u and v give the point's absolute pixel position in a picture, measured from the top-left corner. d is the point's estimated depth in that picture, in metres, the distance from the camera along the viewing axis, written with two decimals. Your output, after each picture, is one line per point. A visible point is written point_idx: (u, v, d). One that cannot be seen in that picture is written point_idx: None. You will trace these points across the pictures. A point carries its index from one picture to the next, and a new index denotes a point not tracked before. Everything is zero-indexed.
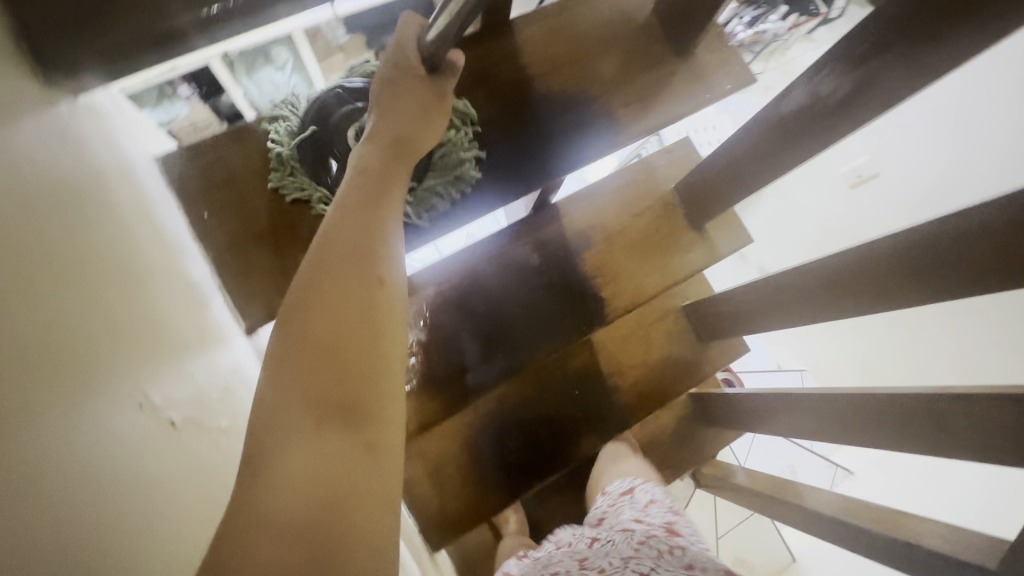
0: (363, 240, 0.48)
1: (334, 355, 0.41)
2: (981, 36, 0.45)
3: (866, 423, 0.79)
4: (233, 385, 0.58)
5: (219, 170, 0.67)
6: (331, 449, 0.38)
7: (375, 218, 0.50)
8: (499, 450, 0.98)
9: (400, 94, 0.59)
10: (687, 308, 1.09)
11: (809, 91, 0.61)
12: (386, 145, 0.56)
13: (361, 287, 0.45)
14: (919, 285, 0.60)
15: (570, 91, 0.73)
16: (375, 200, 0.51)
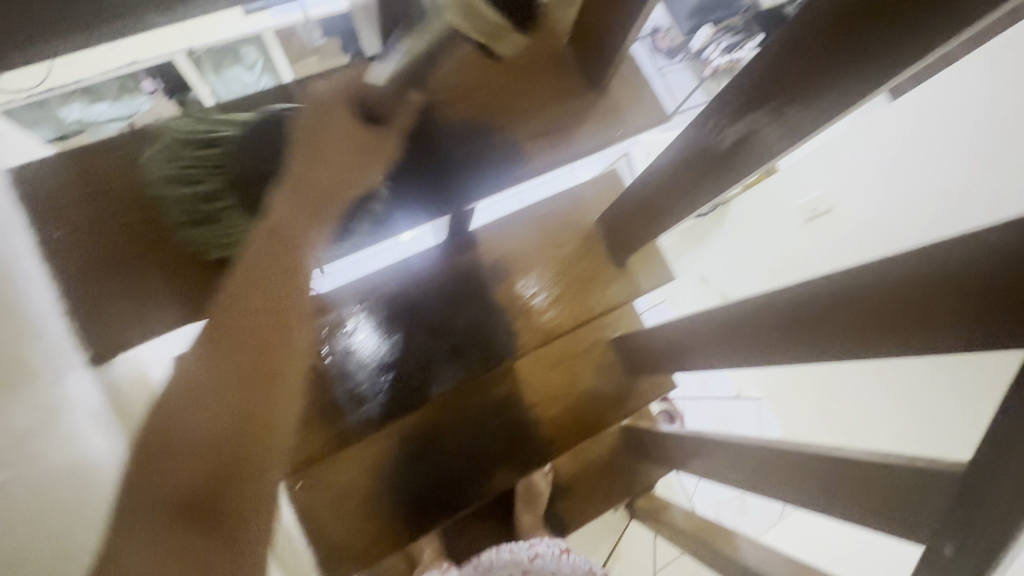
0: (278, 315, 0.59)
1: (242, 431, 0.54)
2: (865, 83, 0.43)
3: (773, 475, 0.77)
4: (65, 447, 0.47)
5: (91, 180, 0.61)
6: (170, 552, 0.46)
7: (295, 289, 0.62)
8: (409, 481, 0.94)
9: (346, 149, 0.62)
10: (616, 340, 1.06)
11: (706, 137, 0.61)
12: (295, 191, 0.62)
13: (262, 361, 0.58)
14: (822, 335, 0.60)
15: (476, 119, 0.71)
16: (285, 273, 0.61)
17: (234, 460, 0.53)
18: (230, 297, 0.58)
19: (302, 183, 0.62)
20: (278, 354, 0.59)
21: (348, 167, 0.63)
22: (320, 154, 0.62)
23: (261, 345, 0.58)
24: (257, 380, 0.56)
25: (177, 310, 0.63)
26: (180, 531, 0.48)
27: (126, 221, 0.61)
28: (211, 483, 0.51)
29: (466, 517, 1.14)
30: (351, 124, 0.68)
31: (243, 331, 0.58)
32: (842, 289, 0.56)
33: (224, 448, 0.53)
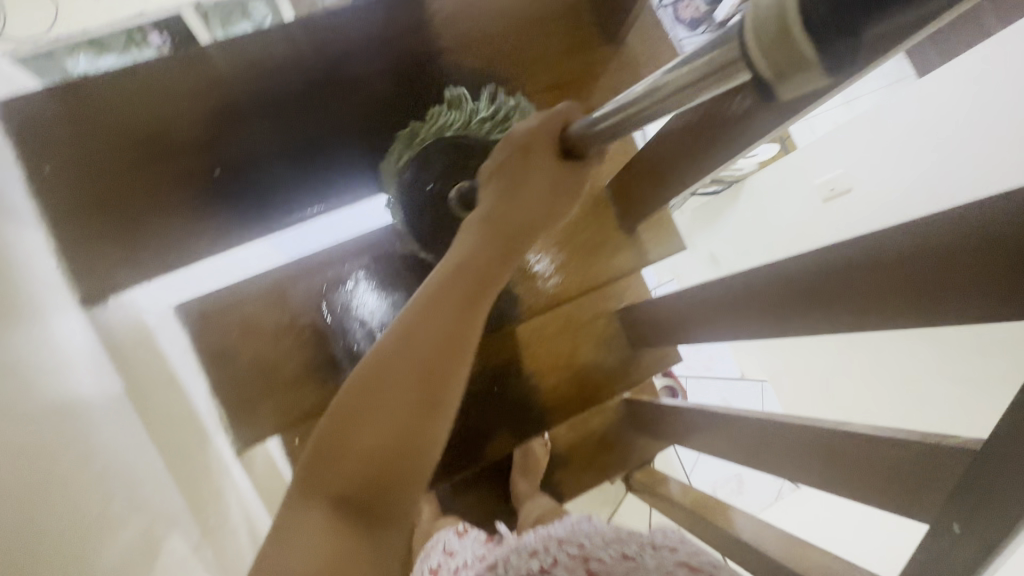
0: (446, 355, 0.51)
1: None
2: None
3: (776, 450, 0.76)
4: (57, 371, 0.47)
5: (82, 115, 0.59)
6: None
7: (467, 332, 0.53)
8: None
9: (531, 185, 0.55)
10: (621, 311, 1.04)
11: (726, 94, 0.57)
12: (496, 231, 0.55)
13: (405, 442, 0.48)
14: (833, 304, 0.57)
15: (484, 71, 0.68)
16: (460, 328, 0.52)
17: None
18: (430, 302, 0.52)
19: (491, 216, 0.56)
20: (444, 388, 0.50)
21: (520, 200, 0.56)
22: (521, 179, 0.55)
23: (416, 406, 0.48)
24: (422, 413, 0.49)
25: (161, 255, 0.61)
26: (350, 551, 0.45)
27: (117, 161, 0.59)
28: None
29: (463, 481, 1.14)
30: (352, 69, 0.65)
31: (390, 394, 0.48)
32: (858, 256, 0.53)
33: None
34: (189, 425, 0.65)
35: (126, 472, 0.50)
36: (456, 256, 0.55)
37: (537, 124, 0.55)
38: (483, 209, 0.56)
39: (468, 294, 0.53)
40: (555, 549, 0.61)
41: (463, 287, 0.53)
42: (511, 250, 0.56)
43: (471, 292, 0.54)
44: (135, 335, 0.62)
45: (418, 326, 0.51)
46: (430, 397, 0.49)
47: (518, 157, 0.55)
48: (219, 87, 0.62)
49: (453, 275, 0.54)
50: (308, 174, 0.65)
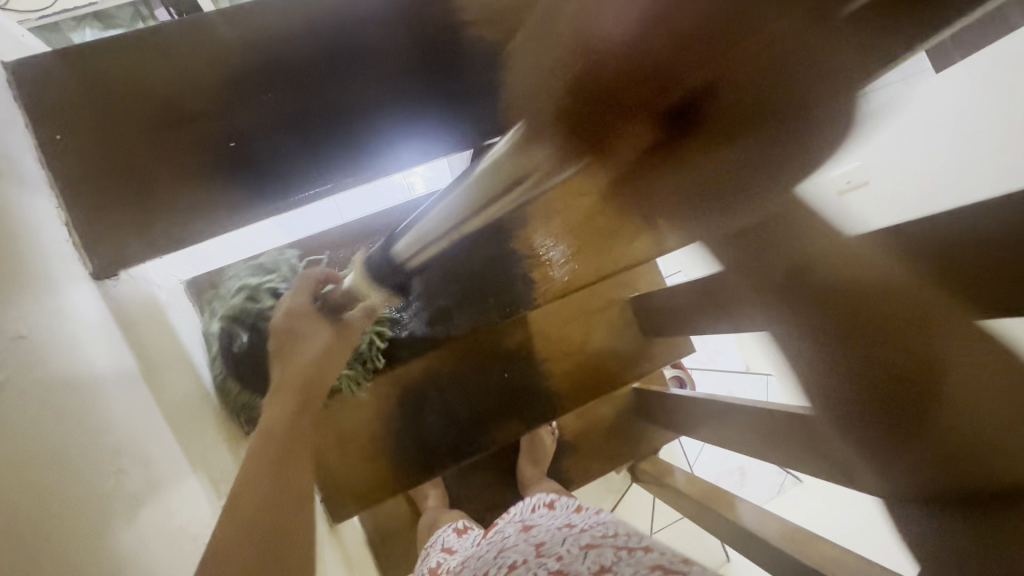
0: (282, 483, 0.48)
1: None
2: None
3: (793, 442, 0.75)
4: (70, 337, 0.46)
5: (95, 81, 0.57)
6: None
7: (296, 464, 0.52)
8: (416, 425, 0.92)
9: (303, 330, 0.65)
10: (635, 299, 1.03)
11: None
12: (293, 395, 0.59)
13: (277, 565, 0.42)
14: None
15: (506, 44, 0.66)
16: (291, 452, 0.52)
17: None
18: (250, 455, 0.50)
19: (283, 387, 0.59)
20: (295, 513, 0.47)
21: (303, 345, 0.65)
22: (297, 337, 0.65)
23: (275, 528, 0.44)
24: (282, 543, 0.44)
25: (173, 228, 0.59)
26: None
27: (130, 131, 0.58)
28: None
29: (470, 467, 1.13)
30: (369, 39, 0.63)
31: (242, 532, 0.42)
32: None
33: None
34: (199, 403, 0.64)
35: (140, 447, 0.49)
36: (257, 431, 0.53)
37: (302, 292, 0.69)
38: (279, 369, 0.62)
39: (286, 440, 0.53)
40: (533, 562, 0.59)
41: (278, 439, 0.52)
42: (308, 406, 0.60)
43: (282, 449, 0.52)
44: (144, 311, 0.61)
45: (242, 496, 0.46)
46: (285, 520, 0.46)
47: (290, 319, 0.66)
48: (233, 56, 0.60)
49: (263, 446, 0.51)
50: (322, 147, 0.62)
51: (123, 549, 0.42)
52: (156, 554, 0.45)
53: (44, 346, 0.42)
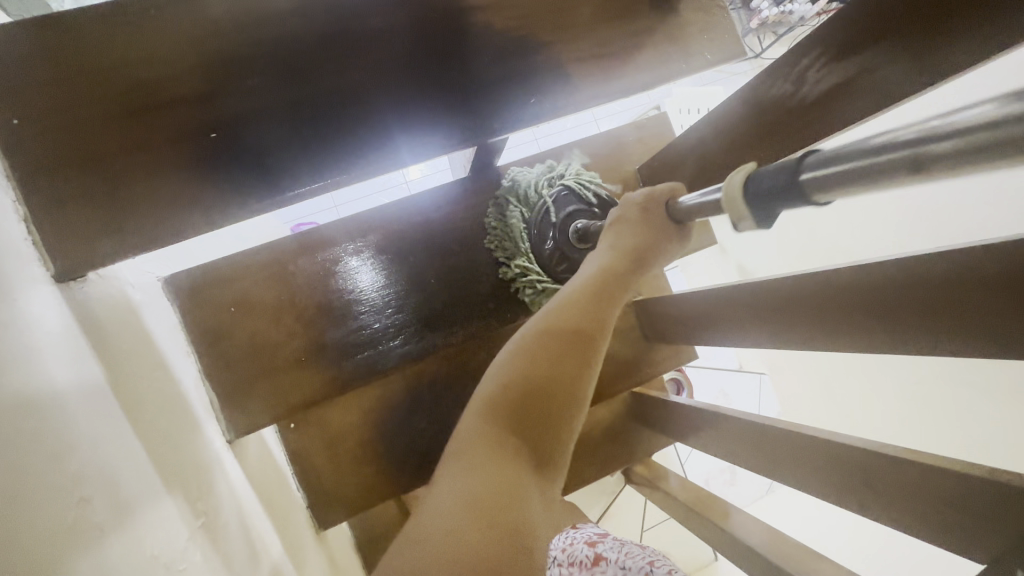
0: (594, 309, 0.65)
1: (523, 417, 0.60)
2: (1002, 28, 0.36)
3: (797, 461, 0.72)
4: (26, 346, 0.42)
5: (61, 58, 0.51)
6: (481, 474, 0.54)
7: (607, 308, 0.66)
8: (408, 432, 0.88)
9: (645, 225, 0.67)
10: (637, 304, 1.00)
11: (790, 88, 0.52)
12: (629, 250, 0.66)
13: (570, 355, 0.63)
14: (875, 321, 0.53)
15: (519, 33, 0.61)
16: (611, 290, 0.66)
17: (530, 412, 0.60)
18: (578, 280, 0.67)
19: (620, 240, 0.67)
20: (591, 342, 0.64)
21: (646, 234, 0.66)
22: (627, 216, 0.68)
23: (578, 342, 0.63)
24: (574, 352, 0.63)
25: (145, 224, 0.53)
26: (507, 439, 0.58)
27: (102, 116, 0.52)
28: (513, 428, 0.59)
29: None
30: (368, 23, 0.58)
31: (559, 325, 0.64)
32: (915, 272, 0.47)
33: (520, 416, 0.60)
34: (176, 413, 0.59)
35: (105, 469, 0.45)
36: (597, 254, 0.68)
37: (648, 195, 0.67)
38: (613, 237, 0.67)
39: (613, 285, 0.66)
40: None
41: (608, 287, 0.66)
42: (640, 270, 0.67)
43: (604, 294, 0.65)
44: (115, 313, 0.56)
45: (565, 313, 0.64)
46: (584, 338, 0.64)
47: (642, 210, 0.67)
48: (220, 37, 0.54)
49: (592, 284, 0.65)
50: (314, 139, 0.57)
51: None
52: None
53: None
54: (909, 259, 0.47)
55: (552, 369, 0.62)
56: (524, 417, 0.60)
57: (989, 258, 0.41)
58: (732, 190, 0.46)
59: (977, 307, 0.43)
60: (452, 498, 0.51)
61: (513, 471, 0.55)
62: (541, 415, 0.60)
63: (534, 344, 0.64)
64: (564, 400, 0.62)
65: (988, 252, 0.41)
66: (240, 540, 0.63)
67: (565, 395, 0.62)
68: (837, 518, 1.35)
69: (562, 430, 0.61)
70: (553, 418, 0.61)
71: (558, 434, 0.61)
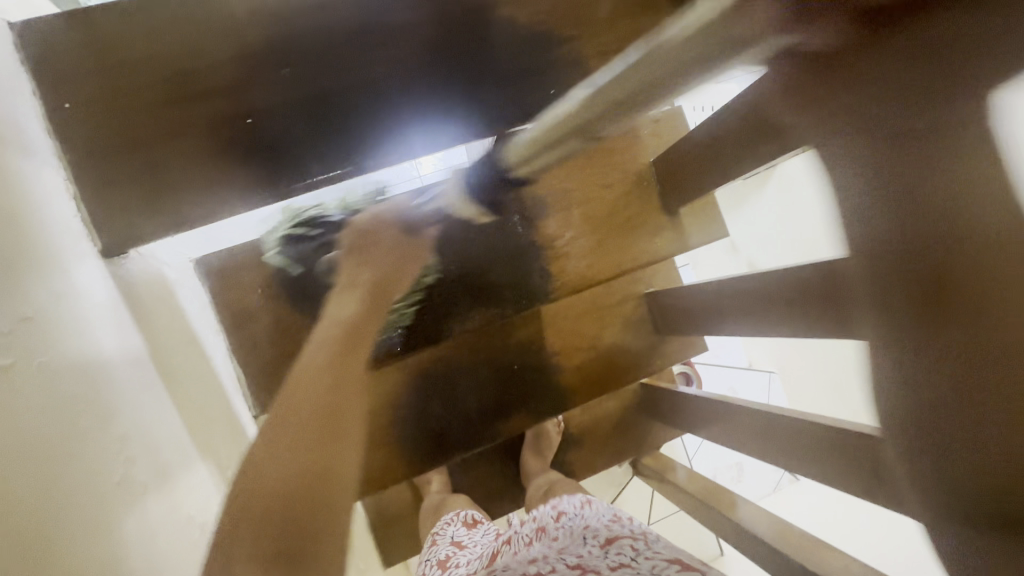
0: (346, 353, 0.56)
1: (283, 518, 0.43)
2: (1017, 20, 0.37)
3: (805, 450, 0.73)
4: (79, 316, 0.45)
5: (106, 47, 0.54)
6: None
7: (359, 348, 0.57)
8: (423, 417, 0.91)
9: (377, 254, 0.67)
10: (649, 295, 1.02)
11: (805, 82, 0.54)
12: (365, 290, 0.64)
13: (335, 412, 0.50)
14: None
15: (541, 26, 0.63)
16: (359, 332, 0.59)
17: (300, 509, 0.44)
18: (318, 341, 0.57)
19: (356, 278, 0.65)
20: (350, 376, 0.54)
21: (388, 267, 0.67)
22: (362, 248, 0.67)
23: (340, 389, 0.52)
24: (336, 396, 0.51)
25: (181, 206, 0.56)
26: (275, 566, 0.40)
27: (143, 103, 0.55)
28: (297, 517, 0.43)
29: (474, 457, 1.13)
30: (395, 17, 0.60)
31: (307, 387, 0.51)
32: None
33: (292, 504, 0.43)
34: (208, 387, 0.62)
35: (147, 435, 0.48)
36: (325, 319, 0.61)
37: (372, 219, 0.69)
38: (336, 303, 0.62)
39: (353, 323, 0.59)
40: (555, 559, 0.59)
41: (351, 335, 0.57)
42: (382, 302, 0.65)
43: (351, 346, 0.57)
44: (153, 290, 0.59)
45: (311, 394, 0.50)
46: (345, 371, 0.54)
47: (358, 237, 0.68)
48: (255, 28, 0.57)
49: (331, 339, 0.57)
50: (340, 129, 0.59)
51: (128, 542, 0.40)
52: (162, 544, 0.44)
53: (54, 325, 0.41)
54: None
55: (316, 456, 0.47)
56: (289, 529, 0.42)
57: None
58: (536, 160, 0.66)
59: None
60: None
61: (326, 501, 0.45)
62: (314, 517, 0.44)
63: (286, 417, 0.48)
64: (336, 473, 0.47)
65: None
66: None
67: (335, 473, 0.47)
68: (860, 515, 1.31)
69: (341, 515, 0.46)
70: (323, 508, 0.45)
71: (331, 528, 0.45)
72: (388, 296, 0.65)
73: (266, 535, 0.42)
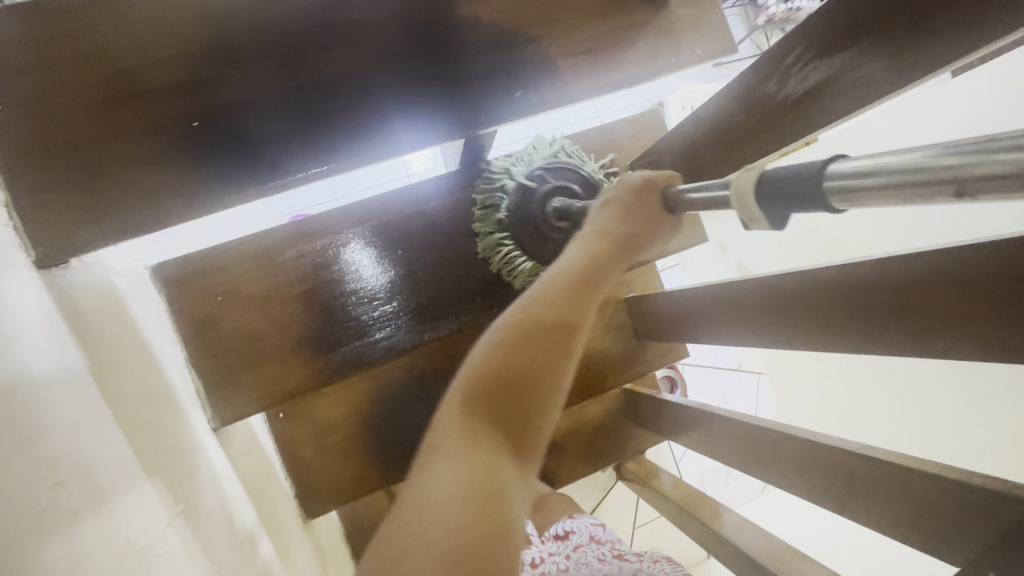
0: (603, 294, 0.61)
1: (513, 388, 0.53)
2: (989, 30, 0.36)
3: (781, 460, 0.72)
4: (13, 329, 0.43)
5: (48, 46, 0.52)
6: (475, 461, 0.47)
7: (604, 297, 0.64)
8: (396, 426, 0.88)
9: (637, 221, 0.62)
10: (630, 300, 1.00)
11: (772, 87, 0.54)
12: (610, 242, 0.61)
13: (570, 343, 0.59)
14: (857, 324, 0.53)
15: (508, 26, 0.61)
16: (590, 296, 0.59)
17: (522, 395, 0.53)
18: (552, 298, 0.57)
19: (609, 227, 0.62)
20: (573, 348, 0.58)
21: (635, 222, 0.62)
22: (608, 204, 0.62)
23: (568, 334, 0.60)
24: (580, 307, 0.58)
25: (127, 214, 0.53)
26: (487, 439, 0.50)
27: (84, 105, 0.52)
28: (516, 413, 0.52)
29: None
30: (359, 13, 0.58)
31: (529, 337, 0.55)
32: (902, 274, 0.47)
33: (514, 377, 0.53)
34: (160, 401, 0.60)
35: (84, 455, 0.45)
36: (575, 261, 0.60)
37: (636, 182, 0.63)
38: (601, 220, 0.62)
39: (572, 288, 0.58)
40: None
41: (574, 292, 0.58)
42: (595, 279, 0.60)
43: (585, 282, 0.59)
44: (100, 299, 0.56)
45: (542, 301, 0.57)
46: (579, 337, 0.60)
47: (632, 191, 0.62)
48: (209, 27, 0.54)
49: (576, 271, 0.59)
50: (298, 133, 0.57)
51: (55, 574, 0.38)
52: (94, 574, 0.41)
53: None
54: (889, 259, 0.47)
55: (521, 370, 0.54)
56: (501, 409, 0.52)
57: (968, 261, 0.41)
58: (741, 187, 0.42)
59: (959, 311, 0.43)
60: (422, 550, 0.39)
61: (496, 470, 0.47)
62: (528, 400, 0.53)
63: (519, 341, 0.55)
64: (541, 397, 0.54)
65: (967, 257, 0.41)
66: (223, 530, 0.63)
67: (534, 418, 0.53)
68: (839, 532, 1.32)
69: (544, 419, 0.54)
70: (533, 407, 0.53)
71: (541, 417, 0.54)
72: (604, 273, 0.60)
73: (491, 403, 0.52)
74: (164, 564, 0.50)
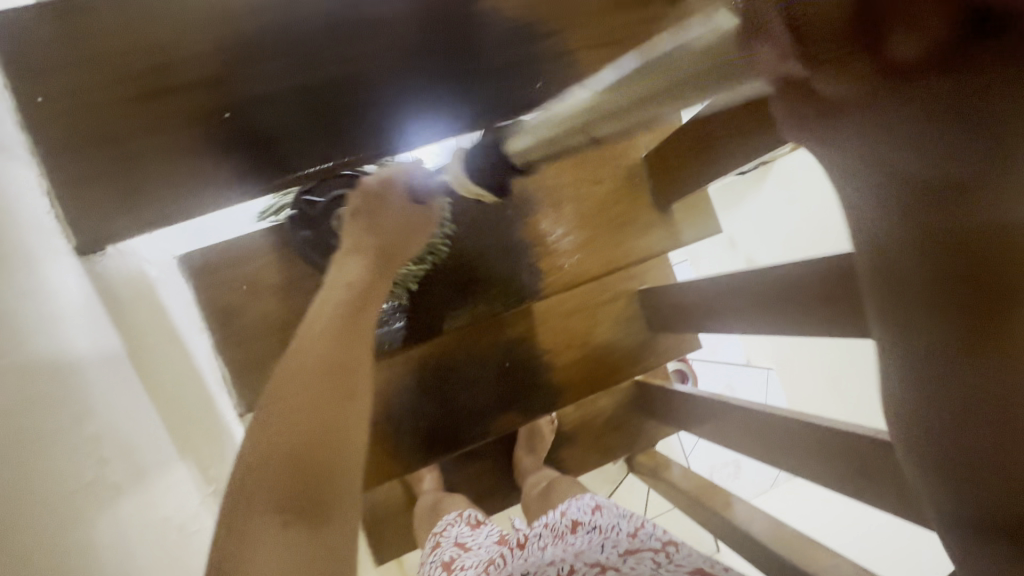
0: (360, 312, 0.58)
1: (303, 444, 0.46)
2: None
3: (794, 448, 0.73)
4: (57, 312, 0.45)
5: (82, 40, 0.53)
6: (289, 538, 0.41)
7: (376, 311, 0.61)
8: (412, 415, 0.90)
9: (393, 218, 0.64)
10: (643, 292, 1.01)
11: None
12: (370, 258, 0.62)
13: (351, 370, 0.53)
14: None
15: (527, 19, 0.62)
16: (353, 320, 0.57)
17: (314, 443, 0.46)
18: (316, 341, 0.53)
19: (366, 244, 0.62)
20: (355, 376, 0.52)
21: (382, 226, 0.63)
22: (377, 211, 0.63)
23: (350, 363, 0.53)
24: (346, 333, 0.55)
25: (158, 204, 0.55)
26: (291, 507, 0.42)
27: (117, 98, 0.54)
28: (312, 466, 0.45)
29: (467, 454, 1.12)
30: (378, 8, 0.59)
31: (301, 388, 0.49)
32: None
33: (303, 432, 0.46)
34: (189, 386, 0.62)
35: (123, 433, 0.47)
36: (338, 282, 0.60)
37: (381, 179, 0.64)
38: (356, 237, 0.62)
39: (331, 320, 0.56)
40: (574, 559, 0.63)
41: (336, 322, 0.56)
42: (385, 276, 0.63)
43: (354, 308, 0.58)
44: (133, 286, 0.58)
45: (308, 360, 0.51)
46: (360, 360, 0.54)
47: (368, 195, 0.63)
48: (235, 22, 0.56)
49: (342, 300, 0.58)
50: (320, 126, 0.58)
51: (100, 543, 0.40)
52: (135, 546, 0.43)
53: (26, 322, 0.41)
54: None
55: (305, 422, 0.47)
56: (300, 478, 0.44)
57: None
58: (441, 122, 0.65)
59: None
60: None
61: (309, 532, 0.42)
62: (322, 452, 0.46)
63: (290, 400, 0.48)
64: (336, 443, 0.47)
65: None
66: None
67: (335, 464, 0.46)
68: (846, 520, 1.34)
69: (346, 459, 0.48)
70: (328, 454, 0.46)
71: (342, 459, 0.47)
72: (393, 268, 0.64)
73: (281, 468, 0.44)
74: (198, 542, 0.52)
